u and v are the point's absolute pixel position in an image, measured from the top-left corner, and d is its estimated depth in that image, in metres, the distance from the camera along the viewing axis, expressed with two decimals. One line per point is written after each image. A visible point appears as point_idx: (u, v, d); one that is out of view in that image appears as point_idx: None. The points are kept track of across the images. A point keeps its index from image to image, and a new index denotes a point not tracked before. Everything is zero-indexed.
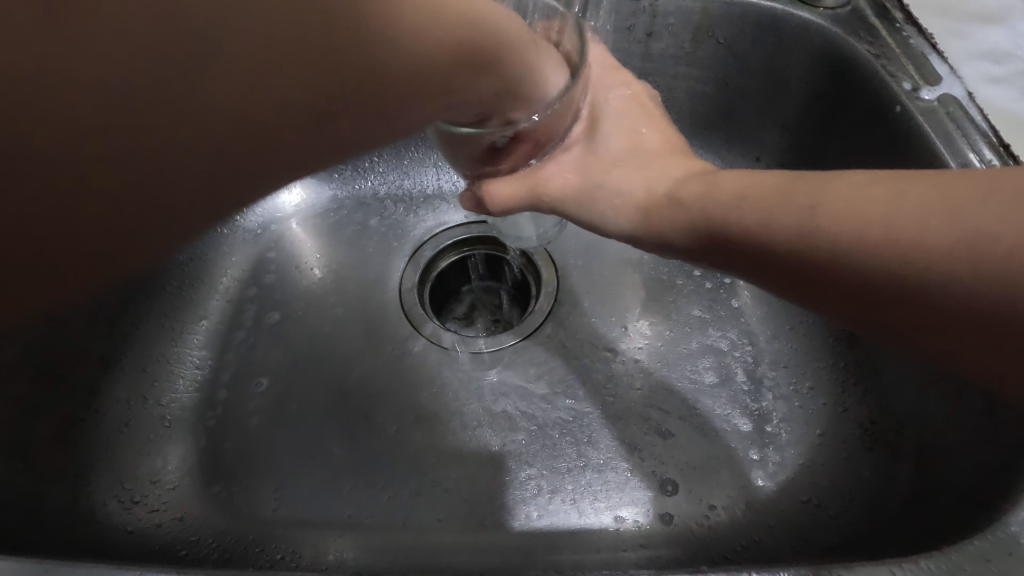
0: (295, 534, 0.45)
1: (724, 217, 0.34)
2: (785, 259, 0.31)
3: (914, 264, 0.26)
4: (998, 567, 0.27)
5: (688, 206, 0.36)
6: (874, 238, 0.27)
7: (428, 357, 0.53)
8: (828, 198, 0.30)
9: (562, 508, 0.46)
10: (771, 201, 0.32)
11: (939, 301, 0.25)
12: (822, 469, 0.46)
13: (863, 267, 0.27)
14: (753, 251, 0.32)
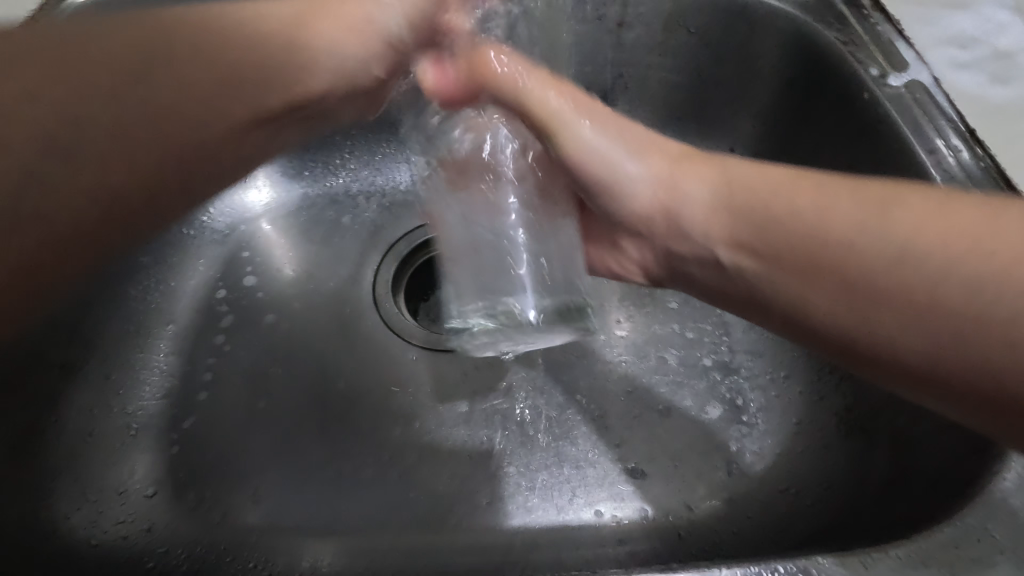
0: (269, 541, 0.44)
1: (771, 217, 0.35)
2: (831, 238, 0.33)
3: (951, 310, 0.29)
4: (968, 553, 0.28)
5: (727, 188, 0.37)
6: (941, 258, 0.30)
7: (404, 356, 0.53)
8: (903, 207, 0.32)
9: (541, 506, 0.46)
10: (830, 190, 0.34)
11: (941, 338, 0.30)
12: (799, 456, 0.46)
13: (927, 284, 0.30)
14: (798, 236, 0.34)
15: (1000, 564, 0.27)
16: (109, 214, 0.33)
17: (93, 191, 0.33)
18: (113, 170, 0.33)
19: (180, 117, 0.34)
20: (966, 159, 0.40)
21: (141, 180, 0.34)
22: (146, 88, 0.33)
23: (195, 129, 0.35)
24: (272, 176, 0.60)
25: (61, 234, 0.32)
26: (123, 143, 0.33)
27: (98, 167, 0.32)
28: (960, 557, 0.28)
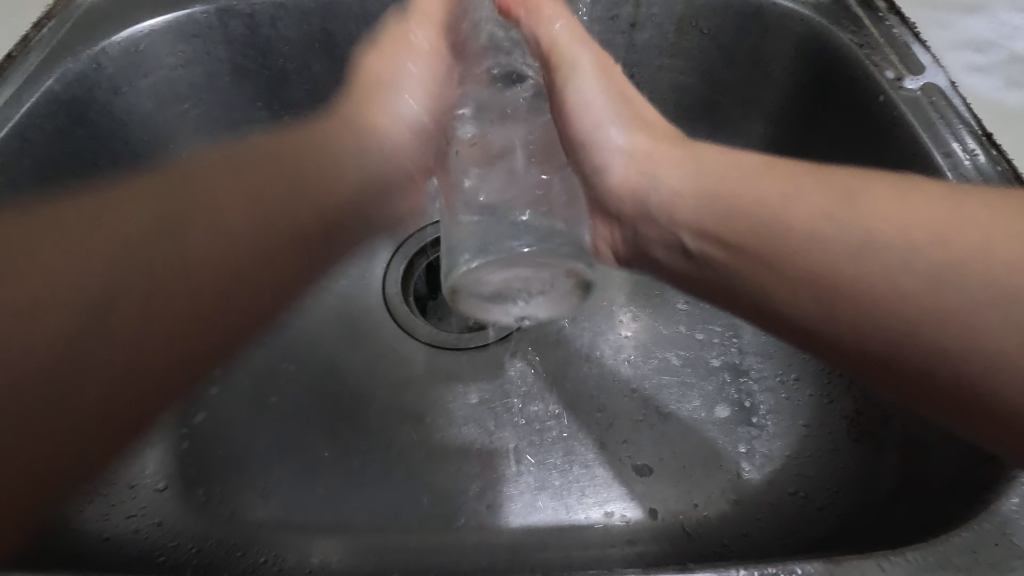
0: (279, 537, 0.44)
1: (736, 206, 0.37)
2: (798, 230, 0.35)
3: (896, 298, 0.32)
4: (985, 558, 0.28)
5: (707, 178, 0.39)
6: (904, 242, 0.32)
7: (413, 355, 0.53)
8: (863, 199, 0.34)
9: (550, 505, 0.46)
10: (795, 184, 0.36)
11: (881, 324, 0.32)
12: (809, 459, 0.46)
13: (883, 280, 0.32)
14: (764, 228, 0.36)
15: (1018, 569, 0.27)
16: (199, 312, 0.49)
17: (222, 295, 0.50)
18: (227, 275, 0.50)
19: (260, 217, 0.50)
20: (982, 163, 0.40)
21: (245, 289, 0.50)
22: (225, 225, 0.51)
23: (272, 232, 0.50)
24: None
25: (129, 362, 0.48)
26: (220, 259, 0.50)
27: (206, 269, 0.51)
28: (977, 561, 0.27)
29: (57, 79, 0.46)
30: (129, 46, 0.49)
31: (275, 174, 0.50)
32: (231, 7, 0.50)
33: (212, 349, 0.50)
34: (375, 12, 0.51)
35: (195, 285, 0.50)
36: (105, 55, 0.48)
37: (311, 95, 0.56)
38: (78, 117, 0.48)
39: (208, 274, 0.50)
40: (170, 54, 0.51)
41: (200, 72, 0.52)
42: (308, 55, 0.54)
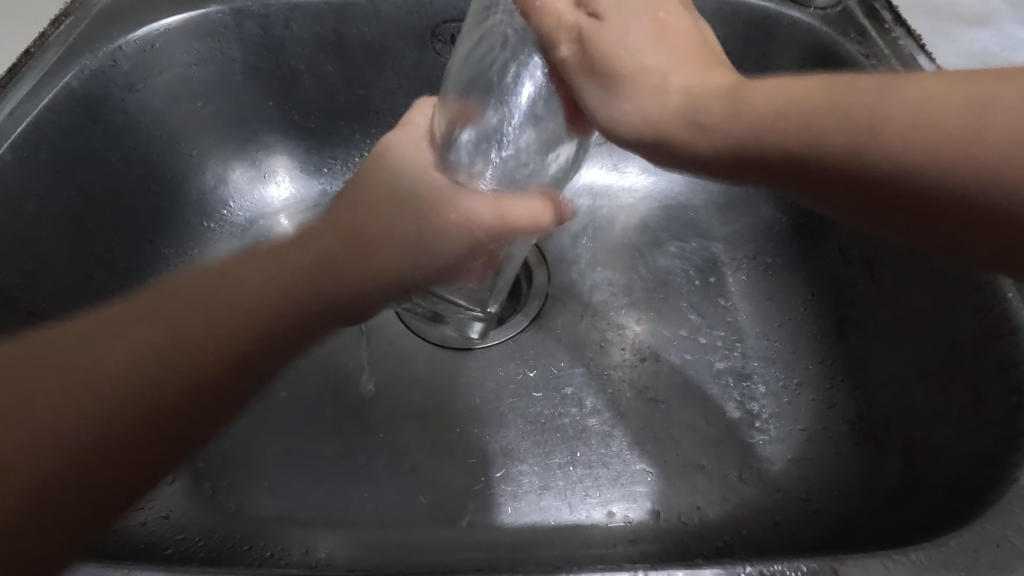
0: (284, 532, 0.45)
1: (782, 129, 0.29)
2: (853, 153, 0.28)
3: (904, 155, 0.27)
4: (986, 557, 0.28)
5: (754, 106, 0.30)
6: (958, 137, 0.26)
7: (418, 354, 0.53)
8: (888, 101, 0.28)
9: (554, 504, 0.46)
10: (813, 103, 0.29)
11: (900, 167, 0.27)
12: (810, 463, 0.46)
13: (941, 173, 0.27)
14: (807, 158, 0.29)
15: (1019, 569, 0.28)
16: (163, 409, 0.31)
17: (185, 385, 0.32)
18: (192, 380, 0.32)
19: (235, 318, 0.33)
20: None
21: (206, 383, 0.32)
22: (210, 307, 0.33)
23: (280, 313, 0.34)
24: (291, 171, 0.61)
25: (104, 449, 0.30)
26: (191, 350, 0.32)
27: (191, 367, 0.32)
28: (979, 561, 0.28)
29: (74, 76, 0.47)
30: (146, 45, 0.50)
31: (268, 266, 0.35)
32: (246, 7, 0.51)
33: (142, 462, 0.31)
34: (388, 15, 0.52)
35: (172, 371, 0.32)
36: (122, 52, 0.49)
37: (322, 95, 0.57)
38: (94, 114, 0.49)
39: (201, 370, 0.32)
40: (185, 52, 0.51)
41: (214, 71, 0.53)
42: (320, 55, 0.54)
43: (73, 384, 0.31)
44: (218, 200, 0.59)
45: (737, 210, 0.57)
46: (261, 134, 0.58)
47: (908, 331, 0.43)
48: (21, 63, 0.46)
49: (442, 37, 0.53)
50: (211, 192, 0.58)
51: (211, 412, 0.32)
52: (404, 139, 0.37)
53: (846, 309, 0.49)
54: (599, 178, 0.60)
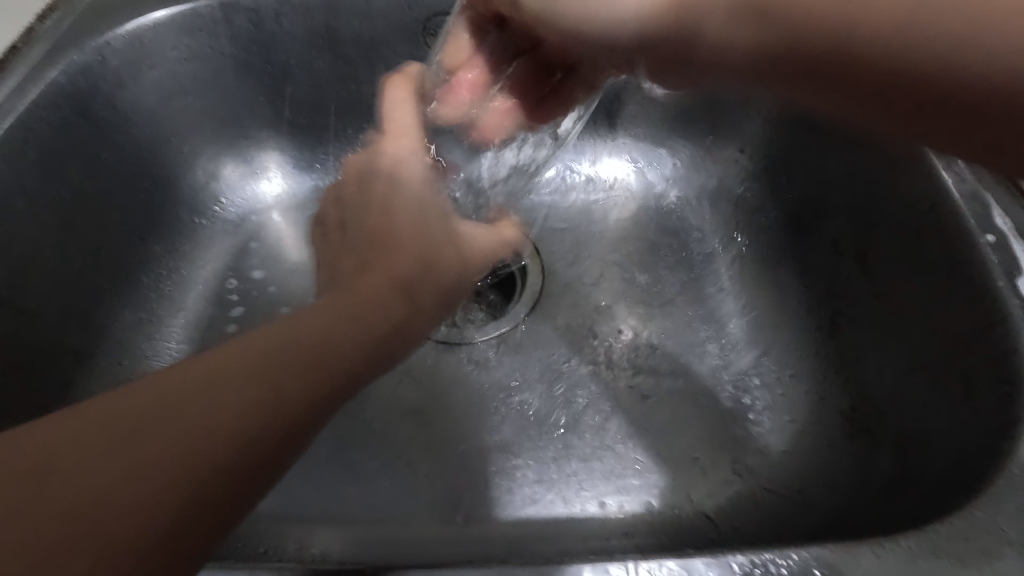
0: (278, 527, 0.45)
1: (783, 19, 0.30)
2: (853, 55, 0.29)
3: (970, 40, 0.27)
4: (975, 545, 0.28)
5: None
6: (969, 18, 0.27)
7: (412, 350, 0.53)
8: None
9: (548, 498, 0.46)
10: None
11: (973, 80, 0.27)
12: (803, 455, 0.46)
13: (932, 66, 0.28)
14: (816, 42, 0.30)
15: (1007, 556, 0.28)
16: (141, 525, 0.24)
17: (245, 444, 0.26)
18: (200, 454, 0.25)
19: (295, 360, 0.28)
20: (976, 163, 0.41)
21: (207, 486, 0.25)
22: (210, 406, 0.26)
23: (316, 387, 0.28)
24: (284, 167, 0.61)
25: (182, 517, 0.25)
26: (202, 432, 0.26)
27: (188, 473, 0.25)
28: (967, 548, 0.28)
29: (62, 70, 0.47)
30: (135, 40, 0.49)
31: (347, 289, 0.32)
32: (235, 2, 0.50)
33: (204, 522, 0.25)
34: (379, 9, 0.52)
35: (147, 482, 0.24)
36: (110, 47, 0.48)
37: (314, 90, 0.57)
38: (83, 110, 0.48)
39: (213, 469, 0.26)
40: (174, 47, 0.51)
41: (204, 66, 0.53)
42: (312, 50, 0.54)
43: (96, 483, 0.24)
44: (210, 197, 0.59)
45: (731, 205, 0.57)
46: (253, 129, 0.58)
47: (901, 324, 0.43)
48: (7, 58, 0.46)
49: (433, 31, 0.53)
50: (203, 188, 0.58)
51: (226, 510, 0.26)
52: (410, 155, 0.37)
53: (839, 302, 0.48)
54: (584, 171, 0.60)
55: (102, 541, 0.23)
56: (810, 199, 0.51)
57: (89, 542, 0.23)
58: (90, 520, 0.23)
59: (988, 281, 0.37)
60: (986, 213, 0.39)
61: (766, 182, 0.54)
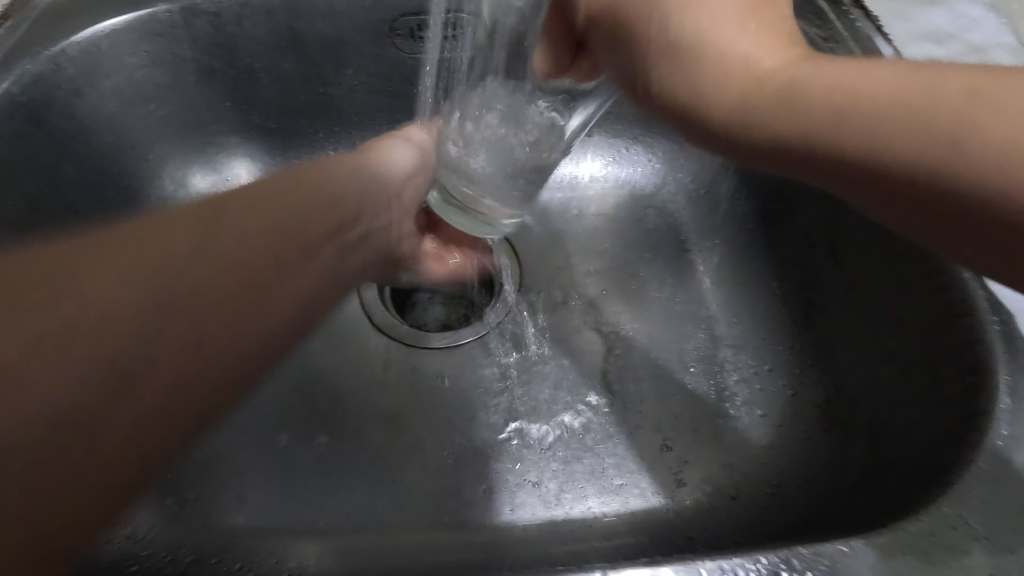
0: (252, 543, 0.44)
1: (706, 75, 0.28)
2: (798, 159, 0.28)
3: (965, 165, 0.24)
4: (943, 540, 0.28)
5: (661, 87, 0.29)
6: (894, 106, 0.25)
7: (390, 354, 0.52)
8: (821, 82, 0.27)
9: (529, 502, 0.46)
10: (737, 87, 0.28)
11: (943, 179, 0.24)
12: (781, 449, 0.46)
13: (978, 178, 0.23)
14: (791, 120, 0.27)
15: (973, 550, 0.28)
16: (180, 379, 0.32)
17: (182, 384, 0.32)
18: (167, 342, 0.32)
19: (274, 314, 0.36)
20: None
21: (230, 343, 0.34)
22: (162, 267, 0.33)
23: (310, 270, 0.39)
24: (253, 171, 0.59)
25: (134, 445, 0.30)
26: (219, 294, 0.34)
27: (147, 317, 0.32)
28: (936, 543, 0.28)
29: (14, 81, 0.45)
30: (90, 46, 0.48)
31: (246, 240, 0.36)
32: (195, 5, 0.49)
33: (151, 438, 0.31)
34: (342, 9, 0.51)
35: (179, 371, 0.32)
36: (64, 56, 0.47)
37: (280, 93, 0.55)
38: (37, 120, 0.47)
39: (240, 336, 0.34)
40: (133, 54, 0.50)
41: (165, 72, 0.52)
42: (276, 52, 0.53)
43: (105, 429, 0.29)
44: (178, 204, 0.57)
45: (709, 200, 0.56)
46: (220, 135, 0.57)
47: (871, 316, 0.44)
48: None
49: (400, 30, 0.52)
50: (172, 197, 0.57)
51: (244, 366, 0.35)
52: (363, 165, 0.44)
53: (813, 294, 0.48)
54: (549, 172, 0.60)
55: (148, 434, 0.31)
56: (781, 191, 0.51)
57: (151, 439, 0.31)
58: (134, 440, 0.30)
59: (954, 271, 0.38)
60: None
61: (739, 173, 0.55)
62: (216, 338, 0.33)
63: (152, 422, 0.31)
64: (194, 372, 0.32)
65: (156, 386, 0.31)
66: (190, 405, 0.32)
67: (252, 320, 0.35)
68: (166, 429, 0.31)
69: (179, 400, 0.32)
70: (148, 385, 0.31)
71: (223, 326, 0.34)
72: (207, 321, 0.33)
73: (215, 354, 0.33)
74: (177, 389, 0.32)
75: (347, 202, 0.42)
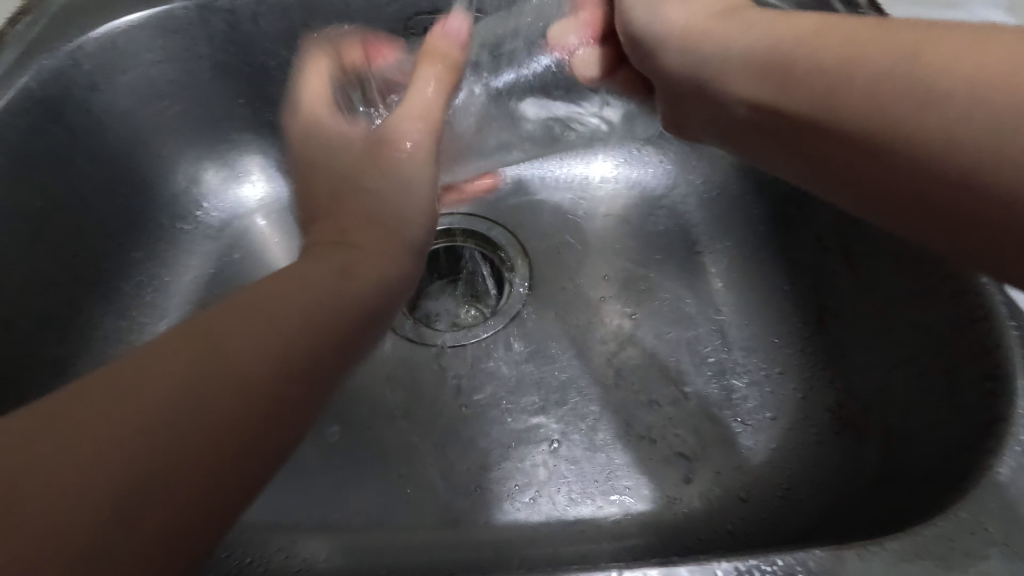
0: (262, 538, 0.44)
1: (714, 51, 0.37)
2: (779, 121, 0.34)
3: (927, 101, 0.27)
4: (961, 546, 0.28)
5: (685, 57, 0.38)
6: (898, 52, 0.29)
7: (399, 352, 0.52)
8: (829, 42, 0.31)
9: (538, 502, 0.46)
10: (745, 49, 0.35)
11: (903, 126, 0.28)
12: (792, 453, 0.46)
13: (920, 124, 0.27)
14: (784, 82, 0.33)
15: (991, 557, 0.28)
16: (142, 471, 0.25)
17: (183, 471, 0.25)
18: (153, 439, 0.25)
19: (307, 343, 0.29)
20: None
21: (259, 398, 0.28)
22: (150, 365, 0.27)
23: (346, 279, 0.32)
24: (265, 170, 0.59)
25: (130, 546, 0.24)
26: (205, 373, 0.27)
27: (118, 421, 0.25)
28: (954, 549, 0.28)
29: (34, 76, 0.45)
30: (108, 43, 0.48)
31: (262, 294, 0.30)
32: (211, 3, 0.49)
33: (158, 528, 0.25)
34: (356, 8, 0.51)
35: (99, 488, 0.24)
36: (82, 52, 0.47)
37: None
38: (55, 115, 0.47)
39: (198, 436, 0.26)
40: (150, 51, 0.50)
41: (181, 69, 0.52)
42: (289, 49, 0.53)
43: (111, 545, 0.24)
44: (192, 201, 0.58)
45: (720, 202, 0.56)
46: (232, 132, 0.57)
47: (884, 320, 0.43)
48: None
49: (414, 29, 0.52)
50: (184, 193, 0.57)
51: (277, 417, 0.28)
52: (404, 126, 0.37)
53: (826, 298, 0.48)
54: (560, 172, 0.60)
55: (172, 528, 0.25)
56: (792, 195, 0.51)
57: (160, 528, 0.25)
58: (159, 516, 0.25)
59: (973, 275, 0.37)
60: None
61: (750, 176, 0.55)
62: (238, 402, 0.27)
63: (154, 509, 0.25)
64: (203, 449, 0.26)
65: (144, 487, 0.25)
66: (214, 478, 0.26)
67: (279, 362, 0.28)
68: (185, 520, 0.25)
69: (183, 481, 0.25)
70: (144, 479, 0.25)
71: (241, 386, 0.27)
72: (208, 391, 0.27)
73: (246, 409, 0.27)
74: (173, 481, 0.25)
75: (378, 186, 0.35)
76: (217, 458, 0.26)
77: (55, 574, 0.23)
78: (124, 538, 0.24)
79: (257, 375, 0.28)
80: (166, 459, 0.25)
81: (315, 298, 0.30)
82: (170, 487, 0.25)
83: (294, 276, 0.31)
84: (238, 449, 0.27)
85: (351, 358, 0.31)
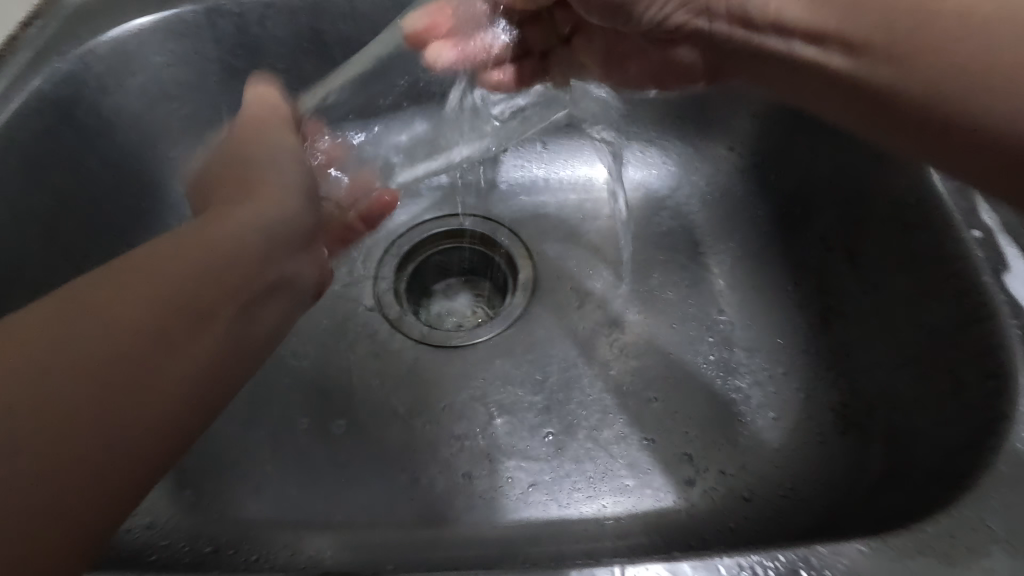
0: (267, 535, 0.45)
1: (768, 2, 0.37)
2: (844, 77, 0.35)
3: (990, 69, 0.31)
4: (963, 541, 0.28)
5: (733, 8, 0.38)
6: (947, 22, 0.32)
7: (404, 352, 0.53)
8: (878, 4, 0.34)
9: (542, 500, 0.46)
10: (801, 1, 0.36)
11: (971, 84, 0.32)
12: (797, 453, 0.46)
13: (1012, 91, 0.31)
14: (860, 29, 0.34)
15: (994, 553, 0.28)
16: (71, 414, 0.25)
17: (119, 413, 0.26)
18: (88, 384, 0.25)
19: (189, 279, 0.29)
20: None
21: (166, 342, 0.27)
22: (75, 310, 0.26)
23: (259, 217, 0.34)
24: None
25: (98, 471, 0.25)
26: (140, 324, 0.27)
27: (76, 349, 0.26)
28: (957, 545, 0.28)
29: (46, 79, 0.46)
30: (118, 46, 0.49)
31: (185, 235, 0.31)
32: (220, 7, 0.50)
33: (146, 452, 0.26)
34: (363, 12, 0.51)
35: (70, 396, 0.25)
36: (94, 54, 0.48)
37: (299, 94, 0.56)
38: (66, 117, 0.48)
39: (141, 382, 0.26)
40: (160, 54, 0.51)
41: (190, 71, 0.53)
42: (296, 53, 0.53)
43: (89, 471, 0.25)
44: None
45: (724, 203, 0.57)
46: None
47: (889, 319, 0.43)
48: None
49: None
50: None
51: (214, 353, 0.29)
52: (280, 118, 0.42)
53: (831, 298, 0.48)
54: (564, 173, 0.60)
55: (112, 471, 0.25)
56: (797, 196, 0.52)
57: (137, 462, 0.26)
58: (131, 444, 0.26)
59: (974, 275, 0.37)
60: (973, 209, 0.40)
61: (755, 178, 0.55)
62: (141, 348, 0.27)
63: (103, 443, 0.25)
64: (148, 398, 0.26)
65: (132, 413, 0.26)
66: (170, 410, 0.27)
67: (195, 300, 0.29)
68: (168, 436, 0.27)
69: (149, 416, 0.26)
70: (76, 417, 0.25)
71: (164, 325, 0.27)
72: (130, 330, 0.27)
73: (168, 348, 0.27)
74: (140, 420, 0.26)
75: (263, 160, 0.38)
76: (182, 397, 0.28)
77: (75, 509, 0.24)
78: (137, 465, 0.26)
79: (169, 319, 0.28)
80: (120, 388, 0.26)
81: (230, 225, 0.32)
82: (137, 421, 0.26)
83: (198, 230, 0.32)
84: (167, 390, 0.27)
85: (259, 292, 0.32)
